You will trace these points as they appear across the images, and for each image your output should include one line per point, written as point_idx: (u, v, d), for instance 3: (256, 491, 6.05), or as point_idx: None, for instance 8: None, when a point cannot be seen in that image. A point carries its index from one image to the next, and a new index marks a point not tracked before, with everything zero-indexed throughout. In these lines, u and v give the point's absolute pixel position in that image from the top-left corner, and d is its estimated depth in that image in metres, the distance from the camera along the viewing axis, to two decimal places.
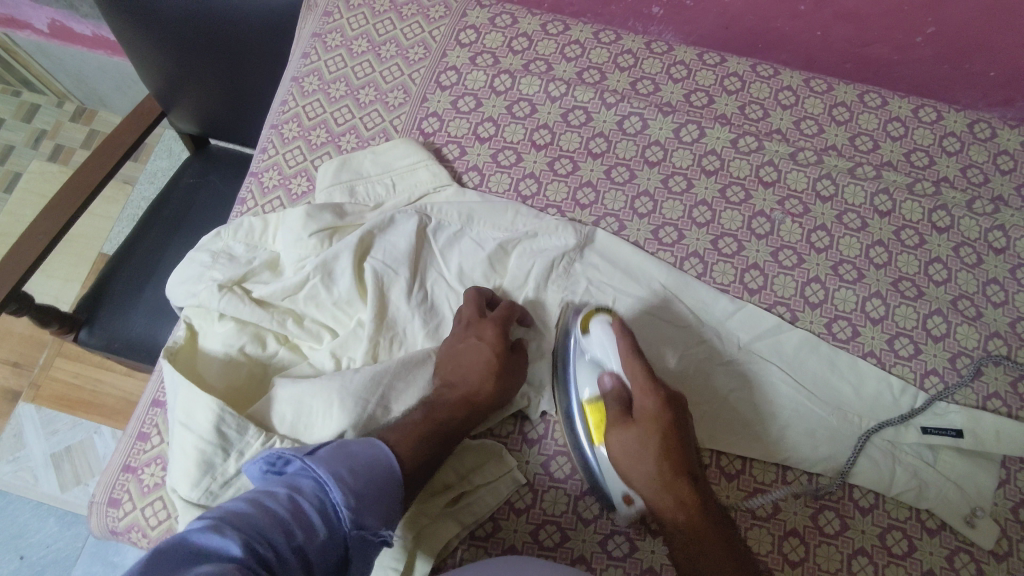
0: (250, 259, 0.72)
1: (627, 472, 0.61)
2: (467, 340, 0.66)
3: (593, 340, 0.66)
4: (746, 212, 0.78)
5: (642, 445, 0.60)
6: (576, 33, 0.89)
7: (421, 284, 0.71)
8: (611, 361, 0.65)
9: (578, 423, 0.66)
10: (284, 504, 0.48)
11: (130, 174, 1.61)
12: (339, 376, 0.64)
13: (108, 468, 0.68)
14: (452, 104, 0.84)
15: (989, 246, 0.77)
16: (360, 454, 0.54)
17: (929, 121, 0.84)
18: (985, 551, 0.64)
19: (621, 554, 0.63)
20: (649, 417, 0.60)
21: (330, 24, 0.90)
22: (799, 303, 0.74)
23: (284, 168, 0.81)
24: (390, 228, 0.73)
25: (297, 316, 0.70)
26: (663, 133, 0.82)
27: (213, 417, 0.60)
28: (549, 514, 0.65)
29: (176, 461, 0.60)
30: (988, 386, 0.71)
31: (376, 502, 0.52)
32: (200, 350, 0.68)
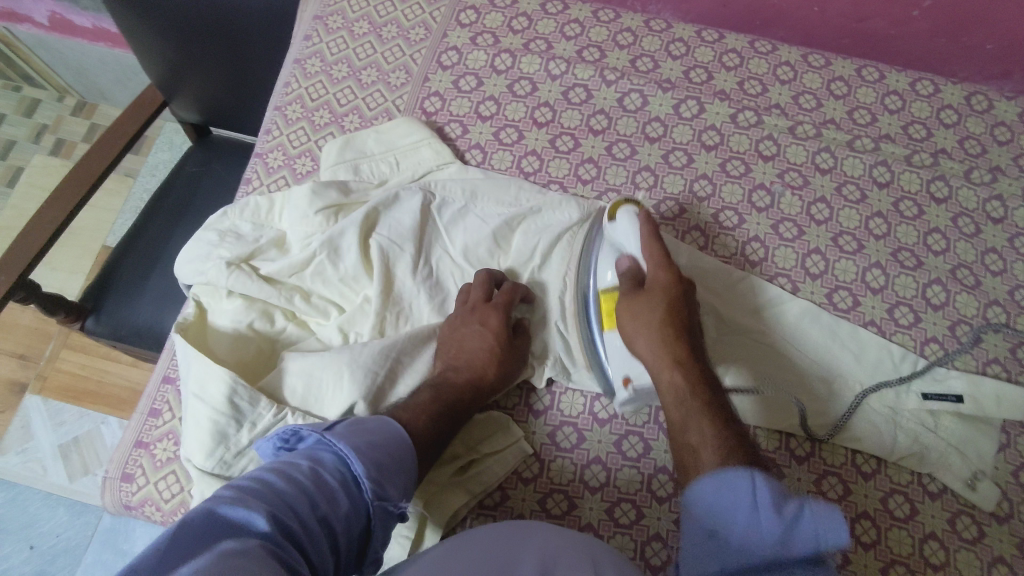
0: (257, 237, 0.72)
1: (632, 336, 0.63)
2: (472, 325, 0.67)
3: (617, 225, 0.69)
4: (746, 185, 0.79)
5: (647, 314, 0.62)
6: (576, 12, 0.90)
7: (427, 260, 0.72)
8: (630, 244, 0.67)
9: (592, 311, 0.70)
10: (306, 474, 0.50)
11: (132, 167, 1.61)
12: (348, 349, 0.65)
13: (120, 444, 0.69)
14: (453, 84, 0.84)
15: (987, 216, 0.78)
16: (376, 430, 0.56)
17: (927, 94, 0.84)
18: (986, 512, 0.65)
19: (628, 521, 0.64)
20: (660, 286, 0.63)
21: (330, 7, 0.91)
22: (800, 274, 0.75)
23: (288, 149, 0.81)
24: (395, 205, 0.73)
25: (304, 293, 0.71)
26: (663, 109, 0.83)
27: (226, 389, 0.61)
28: (556, 483, 0.66)
29: (190, 432, 0.61)
30: (988, 352, 0.72)
31: (394, 474, 0.54)
32: (209, 326, 0.69)
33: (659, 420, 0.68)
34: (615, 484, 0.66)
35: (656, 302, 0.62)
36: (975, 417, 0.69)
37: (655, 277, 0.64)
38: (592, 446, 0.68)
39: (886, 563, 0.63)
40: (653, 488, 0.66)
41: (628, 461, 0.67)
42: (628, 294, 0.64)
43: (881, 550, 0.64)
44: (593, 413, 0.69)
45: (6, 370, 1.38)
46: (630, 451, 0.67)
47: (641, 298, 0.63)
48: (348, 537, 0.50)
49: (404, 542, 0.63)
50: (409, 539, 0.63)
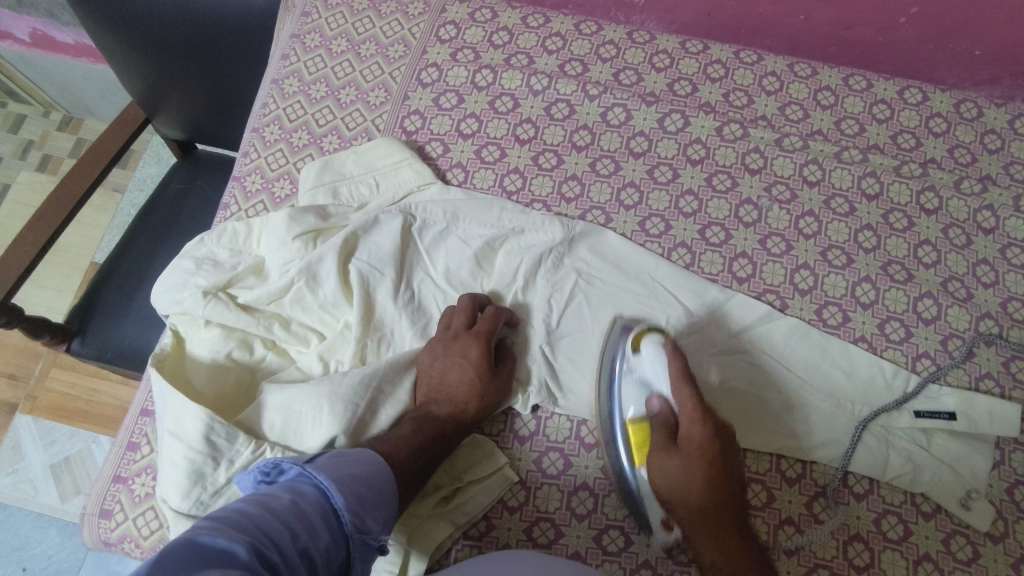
0: (234, 264, 0.71)
1: (666, 491, 0.61)
2: (454, 354, 0.65)
3: (642, 358, 0.66)
4: (733, 200, 0.78)
5: (686, 486, 0.59)
6: (557, 25, 0.88)
7: (408, 284, 0.71)
8: (658, 379, 0.65)
9: (619, 442, 0.66)
10: (287, 506, 0.49)
11: (118, 182, 1.60)
12: (327, 380, 0.63)
13: (98, 479, 0.68)
14: (434, 101, 0.83)
15: (978, 226, 0.76)
16: (357, 461, 0.55)
17: (916, 102, 0.83)
18: (981, 532, 0.64)
19: (616, 549, 0.63)
20: (694, 447, 0.59)
21: (308, 25, 0.89)
22: (788, 290, 0.74)
23: (267, 172, 0.80)
24: (375, 228, 0.72)
25: (283, 321, 0.69)
26: (648, 124, 0.81)
27: (203, 426, 0.60)
28: (542, 511, 0.65)
29: (165, 471, 0.60)
30: (981, 367, 0.71)
31: (374, 506, 0.53)
32: (186, 357, 0.68)
33: None
34: (603, 511, 0.65)
35: (692, 473, 0.59)
36: (970, 434, 0.68)
37: (689, 432, 0.60)
38: (578, 472, 0.67)
39: None
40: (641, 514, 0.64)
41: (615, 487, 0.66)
42: (659, 449, 0.61)
43: (874, 572, 0.63)
44: (580, 438, 0.68)
45: None
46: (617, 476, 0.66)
47: (675, 454, 0.60)
48: (327, 570, 0.49)
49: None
50: (394, 573, 0.62)
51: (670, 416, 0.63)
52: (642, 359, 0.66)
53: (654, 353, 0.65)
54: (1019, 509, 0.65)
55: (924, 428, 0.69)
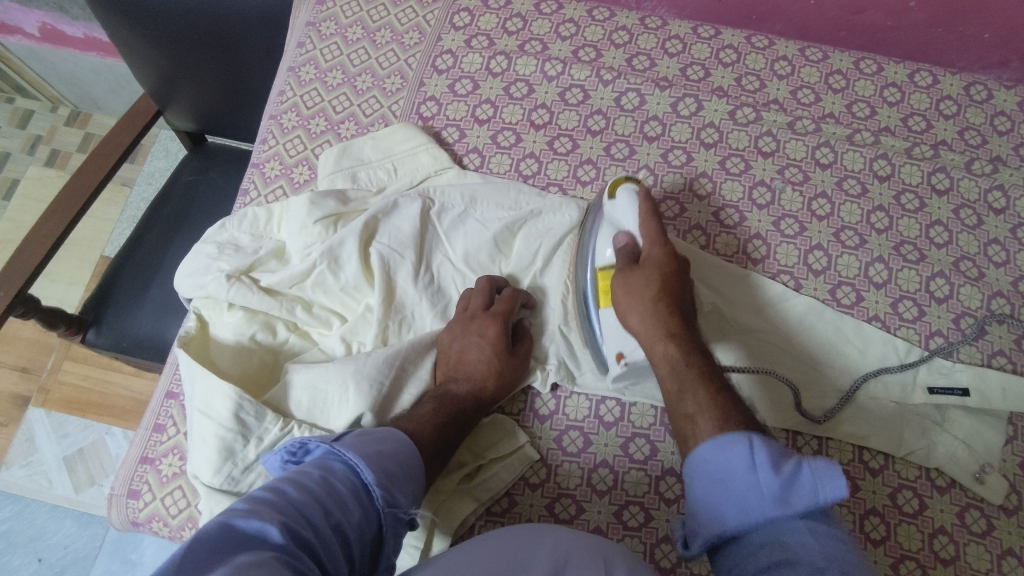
0: (256, 248, 0.72)
1: (626, 314, 0.64)
2: (472, 337, 0.66)
3: (617, 206, 0.69)
4: (746, 182, 0.79)
5: (642, 288, 0.63)
6: (570, 11, 0.89)
7: (428, 267, 0.72)
8: (629, 224, 0.68)
9: (590, 284, 0.69)
10: (317, 483, 0.49)
11: (128, 176, 1.60)
12: (352, 360, 0.64)
13: (125, 461, 0.69)
14: (450, 88, 0.84)
15: (989, 207, 0.77)
16: (382, 440, 0.56)
17: (926, 85, 0.84)
18: (994, 505, 0.65)
19: (636, 524, 0.64)
20: (654, 262, 0.64)
21: (322, 13, 0.90)
22: (802, 271, 0.75)
23: (285, 158, 0.81)
24: (394, 212, 0.73)
25: (306, 303, 0.70)
26: (661, 108, 0.82)
27: (232, 405, 0.61)
28: (564, 488, 0.66)
29: (196, 449, 0.61)
30: (993, 344, 0.72)
31: (402, 482, 0.54)
32: (211, 339, 0.69)
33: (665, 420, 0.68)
34: (623, 487, 0.66)
35: (648, 303, 0.62)
36: (982, 410, 0.69)
37: (648, 253, 0.65)
38: (599, 450, 0.67)
39: (897, 559, 0.63)
40: (660, 490, 0.65)
41: (635, 464, 0.67)
42: (622, 269, 0.65)
43: (891, 546, 0.63)
44: (599, 416, 0.69)
45: (9, 384, 1.37)
46: (637, 453, 0.67)
47: (636, 273, 0.64)
48: (362, 545, 0.50)
49: (413, 551, 0.63)
50: (418, 548, 0.63)
51: (634, 248, 0.67)
52: (615, 207, 0.69)
53: (629, 200, 0.68)
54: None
55: (938, 404, 0.70)
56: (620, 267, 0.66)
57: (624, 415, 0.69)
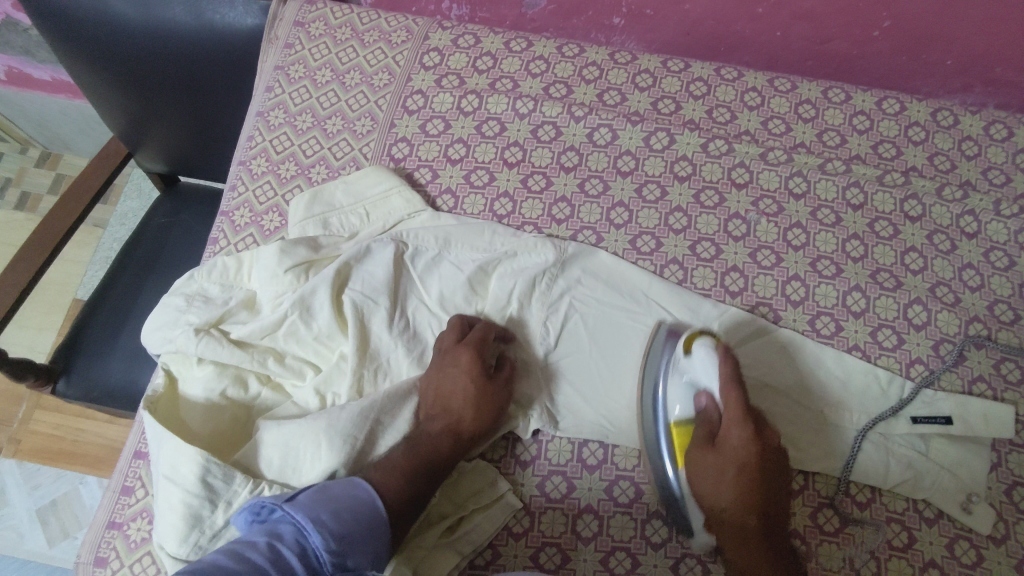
0: (226, 299, 0.71)
1: (703, 488, 0.63)
2: (452, 371, 0.65)
3: (694, 361, 0.67)
4: (721, 215, 0.79)
5: (721, 474, 0.63)
6: (540, 48, 0.90)
7: (402, 312, 0.71)
8: (709, 386, 0.66)
9: (659, 437, 0.66)
10: (266, 556, 0.48)
11: (100, 217, 1.58)
12: (325, 415, 0.63)
13: (91, 526, 0.66)
14: (420, 128, 0.85)
15: (961, 231, 0.78)
16: (338, 497, 0.55)
17: (895, 112, 0.85)
18: (983, 536, 0.65)
19: (624, 571, 0.63)
20: (733, 449, 0.62)
21: (291, 58, 0.94)
22: (781, 302, 0.74)
23: (255, 205, 0.83)
24: (367, 257, 0.72)
25: (278, 355, 0.69)
26: (634, 143, 0.82)
27: (198, 468, 0.59)
28: (549, 536, 0.65)
29: (162, 516, 0.60)
30: (973, 370, 0.72)
31: (360, 541, 0.53)
32: (181, 396, 0.68)
33: None
34: (610, 533, 0.64)
35: (731, 467, 0.62)
36: (965, 437, 0.68)
37: (728, 434, 0.63)
38: (583, 495, 0.66)
39: None
40: (648, 535, 0.64)
41: (621, 508, 0.66)
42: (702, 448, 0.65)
43: None
44: (582, 459, 0.68)
45: None
46: (622, 496, 0.66)
47: (712, 454, 0.64)
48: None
49: None
50: None
51: (711, 420, 0.66)
52: (693, 364, 0.67)
53: (711, 360, 0.65)
54: (1018, 509, 0.66)
55: (921, 434, 0.69)
56: (699, 444, 0.65)
57: (608, 458, 0.68)
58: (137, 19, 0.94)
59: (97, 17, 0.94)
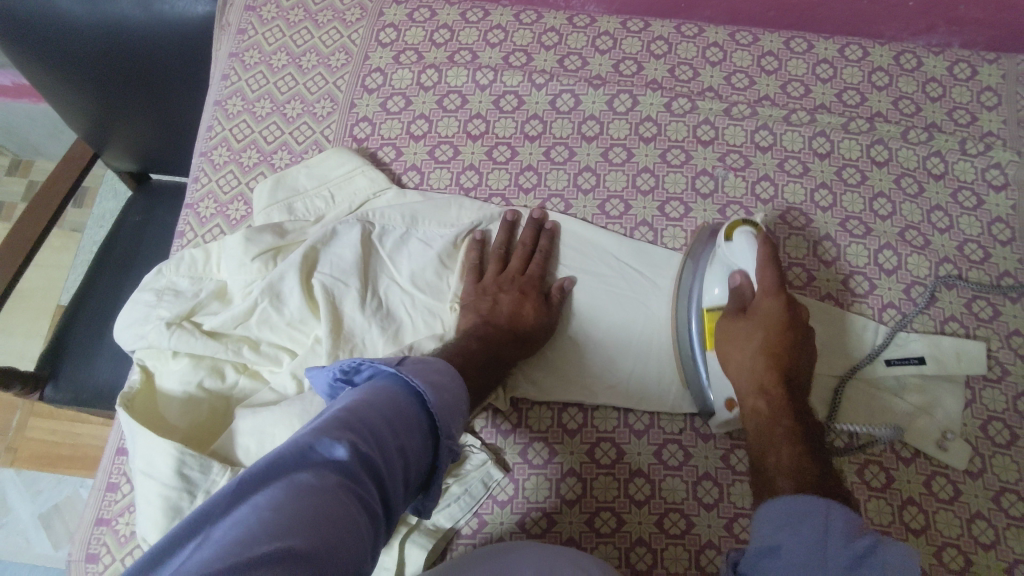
0: (197, 291, 0.83)
1: (729, 359, 0.69)
2: (510, 291, 0.77)
3: (733, 247, 0.71)
4: (750, 177, 0.82)
5: (747, 342, 0.68)
6: (550, 20, 0.96)
7: (374, 292, 0.81)
8: (745, 267, 0.70)
9: (693, 321, 0.73)
10: (388, 405, 0.50)
11: (77, 220, 1.52)
12: (299, 402, 0.72)
13: (83, 523, 0.79)
14: (438, 103, 0.93)
15: (988, 185, 0.80)
16: (439, 371, 0.56)
17: (911, 67, 0.86)
18: (959, 470, 0.68)
19: (608, 530, 0.69)
20: (766, 317, 0.68)
21: (245, 43, 1.02)
22: (813, 262, 0.77)
23: (220, 196, 0.94)
24: (335, 240, 0.83)
25: (253, 343, 0.80)
26: (654, 108, 0.88)
27: (175, 461, 0.69)
28: (533, 501, 0.71)
29: (143, 509, 0.69)
30: (1009, 325, 0.73)
31: (456, 413, 0.55)
32: (158, 390, 0.78)
33: (627, 423, 0.73)
34: (592, 494, 0.71)
35: (757, 337, 0.68)
36: (941, 376, 0.71)
37: (763, 303, 0.68)
38: (565, 459, 0.73)
39: (938, 547, 0.65)
40: (629, 493, 0.70)
41: (670, 470, 0.71)
42: (732, 317, 0.70)
43: (932, 534, 0.66)
44: (593, 426, 0.74)
45: None
46: (603, 458, 0.72)
47: (746, 322, 0.69)
48: (419, 467, 0.51)
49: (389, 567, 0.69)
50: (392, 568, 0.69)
51: (745, 292, 0.70)
52: (733, 249, 0.71)
53: (749, 245, 0.69)
54: (995, 443, 0.69)
55: (896, 375, 0.72)
56: (729, 315, 0.70)
57: (587, 422, 0.74)
58: (85, 16, 0.95)
59: (45, 15, 0.95)
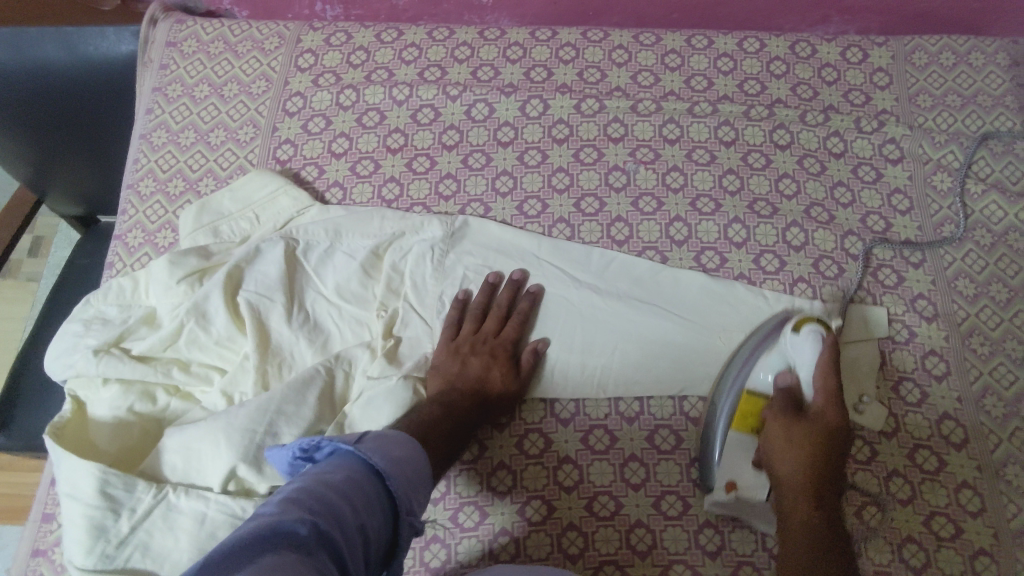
0: (126, 318, 0.80)
1: (771, 457, 0.64)
2: (481, 353, 0.74)
3: (799, 340, 0.66)
4: (659, 168, 0.85)
5: (796, 441, 0.62)
6: (463, 35, 0.98)
7: (301, 305, 0.80)
8: (804, 367, 0.66)
9: (732, 401, 0.69)
10: (345, 483, 0.49)
11: (32, 270, 1.44)
12: (224, 415, 0.70)
13: (18, 555, 0.75)
14: (358, 122, 0.93)
15: (885, 159, 0.84)
16: (399, 443, 0.56)
17: (806, 56, 0.91)
18: (875, 431, 0.70)
19: (540, 518, 0.69)
20: (823, 424, 0.63)
21: (168, 78, 1.00)
22: (724, 245, 0.80)
23: (147, 225, 0.92)
24: (258, 258, 0.82)
25: (183, 364, 0.78)
26: (565, 111, 0.90)
27: (98, 481, 0.66)
28: (466, 496, 0.70)
29: (69, 532, 0.66)
30: (913, 289, 0.77)
31: (417, 487, 0.55)
32: (89, 418, 0.75)
33: (555, 413, 0.74)
34: (524, 484, 0.71)
35: (797, 450, 0.62)
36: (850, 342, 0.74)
37: (822, 411, 0.63)
38: (494, 453, 0.72)
39: (860, 506, 0.67)
40: (559, 480, 0.70)
41: (597, 455, 0.71)
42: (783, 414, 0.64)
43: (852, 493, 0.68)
44: (524, 419, 0.74)
45: None
46: (532, 448, 0.72)
47: (798, 423, 0.63)
48: (379, 546, 0.50)
49: None
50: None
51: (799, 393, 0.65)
52: (796, 342, 0.67)
53: (812, 346, 0.66)
54: (906, 403, 0.71)
55: None
56: (780, 409, 0.65)
57: (515, 416, 0.74)
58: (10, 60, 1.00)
59: None
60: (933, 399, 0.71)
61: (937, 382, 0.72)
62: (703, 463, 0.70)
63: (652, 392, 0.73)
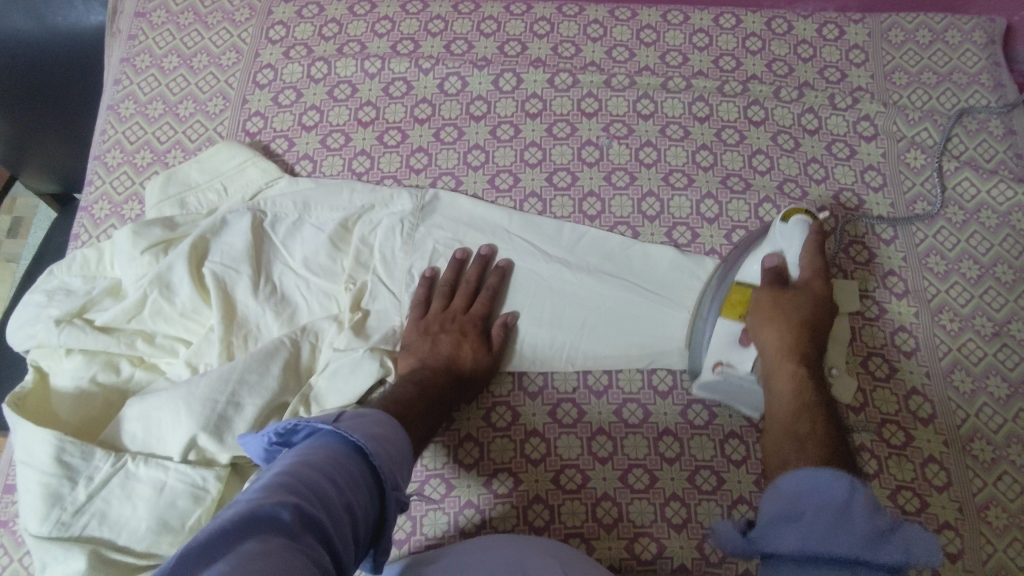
0: (89, 289, 0.77)
1: (757, 331, 0.64)
2: (451, 330, 0.73)
3: (788, 228, 0.66)
4: (633, 144, 0.83)
5: (789, 313, 0.63)
6: (436, 8, 0.95)
7: (268, 277, 0.77)
8: (790, 251, 0.66)
9: (721, 293, 0.70)
10: (328, 462, 0.48)
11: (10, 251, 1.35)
12: (184, 385, 0.67)
13: None
14: (329, 94, 0.90)
15: (860, 136, 0.83)
16: (378, 423, 0.55)
17: (782, 32, 0.89)
18: (844, 404, 0.70)
19: (506, 490, 0.68)
20: (809, 297, 0.64)
21: (135, 49, 0.96)
22: (697, 221, 0.79)
23: (113, 197, 0.88)
24: (224, 230, 0.79)
25: (148, 336, 0.75)
26: (538, 85, 0.87)
27: (52, 448, 0.64)
28: (432, 469, 0.69)
29: (23, 500, 0.64)
30: (885, 266, 0.76)
31: (399, 464, 0.54)
32: (51, 388, 0.72)
33: (522, 386, 0.73)
34: (490, 457, 0.70)
35: (787, 324, 0.63)
36: None
37: (808, 284, 0.65)
38: (461, 425, 0.71)
39: None
40: (525, 452, 0.70)
41: (565, 428, 0.70)
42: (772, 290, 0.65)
43: None
44: (492, 393, 0.73)
45: None
46: (500, 421, 0.71)
47: (788, 296, 0.64)
48: (367, 524, 0.49)
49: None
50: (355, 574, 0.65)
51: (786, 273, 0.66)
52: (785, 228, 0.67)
53: (801, 234, 0.66)
54: (875, 377, 0.71)
55: None
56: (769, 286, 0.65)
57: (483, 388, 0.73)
58: None
59: None
60: (903, 374, 0.71)
61: (907, 358, 0.72)
62: (671, 437, 0.69)
63: (623, 367, 0.72)
